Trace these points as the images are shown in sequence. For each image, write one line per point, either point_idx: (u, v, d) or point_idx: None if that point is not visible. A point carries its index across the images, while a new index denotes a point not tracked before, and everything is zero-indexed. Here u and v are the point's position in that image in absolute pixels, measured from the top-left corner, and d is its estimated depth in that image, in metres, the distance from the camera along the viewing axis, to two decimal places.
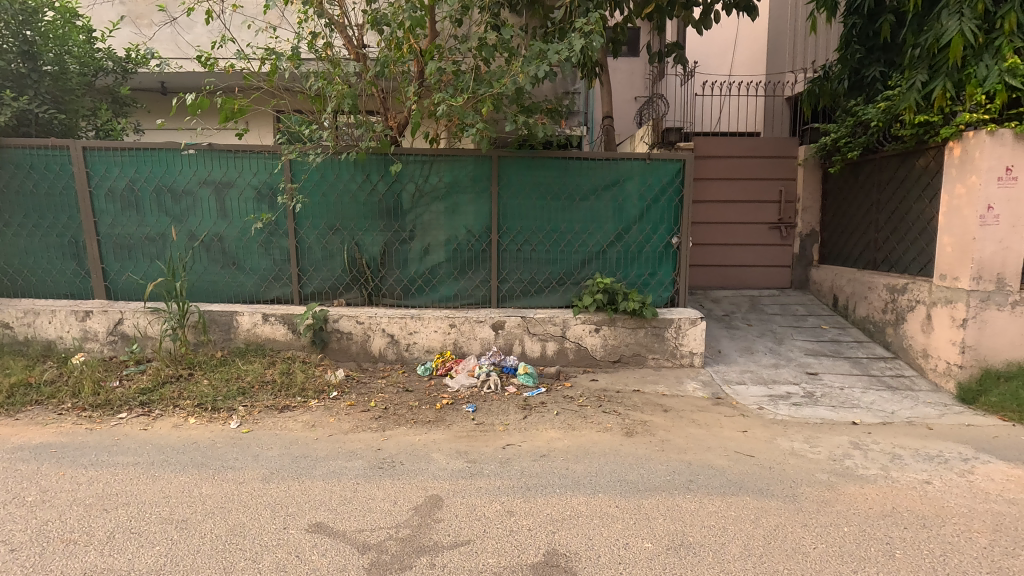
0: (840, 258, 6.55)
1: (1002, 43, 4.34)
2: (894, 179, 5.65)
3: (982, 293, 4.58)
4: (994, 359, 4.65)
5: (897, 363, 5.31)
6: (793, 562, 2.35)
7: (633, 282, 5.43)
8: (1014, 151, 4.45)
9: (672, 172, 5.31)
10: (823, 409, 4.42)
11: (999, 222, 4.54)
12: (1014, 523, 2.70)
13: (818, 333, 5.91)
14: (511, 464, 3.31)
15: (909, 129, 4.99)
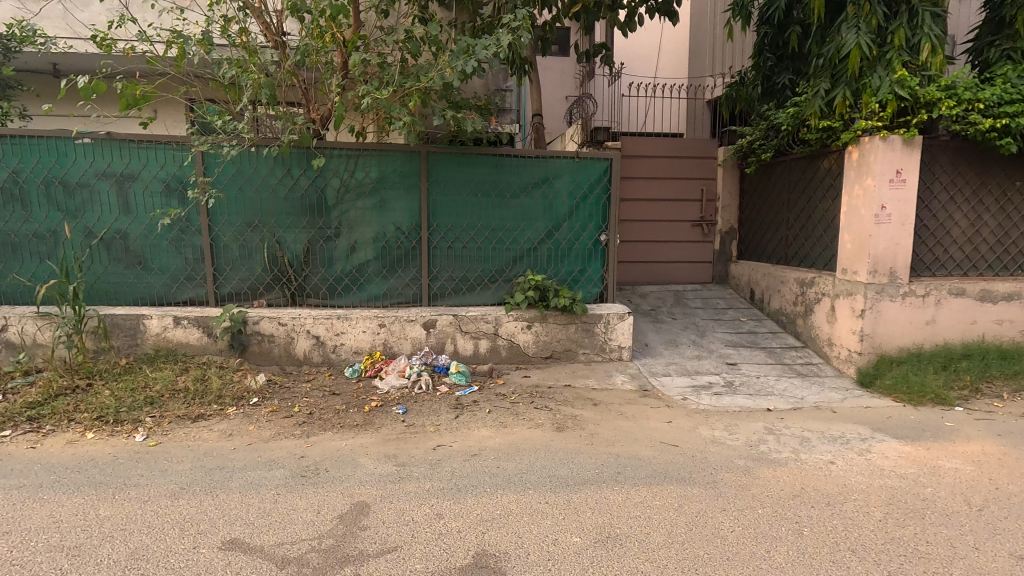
0: (756, 254, 6.95)
1: (892, 57, 4.77)
2: (802, 180, 6.04)
3: (878, 286, 4.99)
4: (888, 346, 5.09)
5: (807, 351, 5.70)
6: (713, 547, 2.45)
7: (564, 279, 5.50)
8: (903, 156, 4.88)
9: (600, 171, 5.43)
10: (741, 397, 4.67)
11: (891, 221, 4.96)
12: (905, 497, 2.95)
13: (736, 325, 6.23)
14: (441, 465, 3.26)
15: (814, 133, 5.34)
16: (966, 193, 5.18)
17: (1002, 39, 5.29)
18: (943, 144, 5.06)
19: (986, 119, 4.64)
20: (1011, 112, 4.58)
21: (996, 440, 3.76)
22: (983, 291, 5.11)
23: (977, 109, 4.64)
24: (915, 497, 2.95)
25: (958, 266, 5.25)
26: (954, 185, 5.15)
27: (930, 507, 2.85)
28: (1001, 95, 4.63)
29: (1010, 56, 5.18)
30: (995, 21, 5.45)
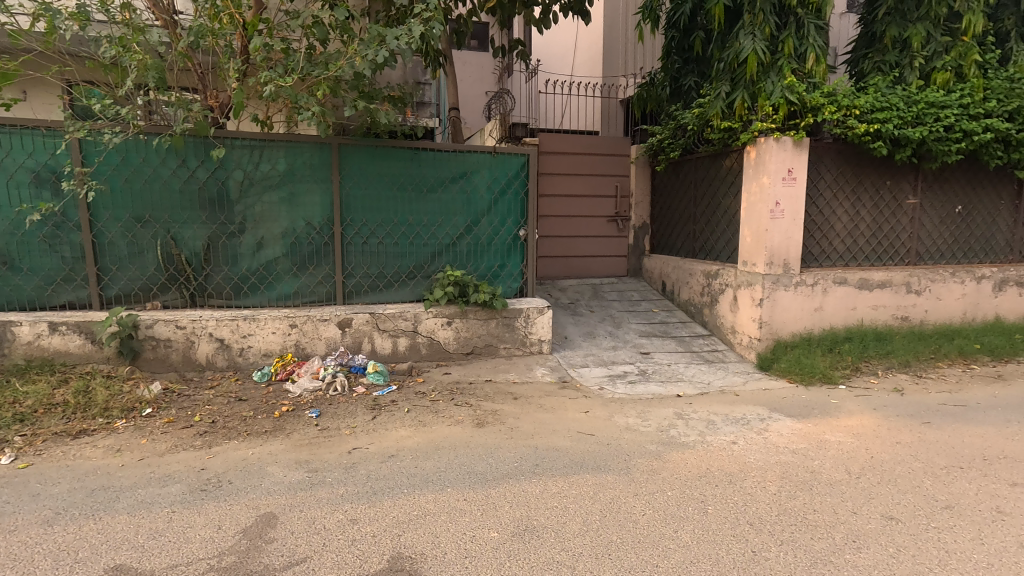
0: (667, 248, 7.28)
1: (783, 64, 5.18)
2: (707, 177, 6.40)
3: (773, 276, 5.39)
4: (783, 332, 5.51)
5: (713, 339, 6.05)
6: (625, 531, 2.54)
7: (484, 274, 5.49)
8: (793, 156, 5.29)
9: (518, 166, 5.46)
10: (654, 385, 4.88)
11: (784, 216, 5.37)
12: (796, 470, 3.21)
13: (650, 316, 6.51)
14: (356, 468, 3.15)
15: (717, 133, 5.67)
16: (846, 191, 5.70)
17: (875, 52, 5.87)
18: (826, 145, 5.54)
19: (861, 124, 5.13)
20: (882, 118, 5.09)
21: (872, 413, 4.18)
22: (861, 279, 5.65)
23: (854, 114, 5.12)
24: (805, 470, 3.21)
25: (840, 257, 5.78)
26: (837, 183, 5.65)
27: (817, 478, 3.12)
28: (873, 102, 5.14)
29: (881, 67, 5.75)
30: (868, 35, 6.03)
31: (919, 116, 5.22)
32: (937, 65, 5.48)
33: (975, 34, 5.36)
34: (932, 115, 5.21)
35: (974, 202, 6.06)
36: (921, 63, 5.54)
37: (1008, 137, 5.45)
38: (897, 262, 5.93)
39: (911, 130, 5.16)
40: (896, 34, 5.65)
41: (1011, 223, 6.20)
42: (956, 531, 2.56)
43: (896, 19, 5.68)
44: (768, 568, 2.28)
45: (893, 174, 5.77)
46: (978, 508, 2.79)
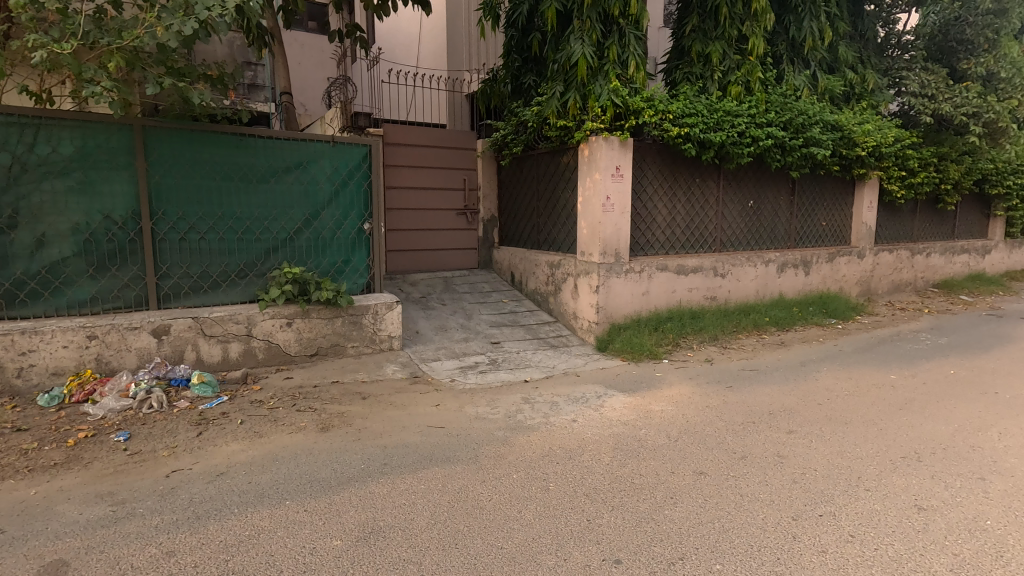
0: (515, 240, 7.54)
1: (608, 69, 5.65)
2: (547, 172, 6.74)
3: (607, 265, 5.87)
4: (617, 315, 6.02)
5: (557, 325, 6.42)
6: (471, 518, 2.59)
7: (327, 270, 5.17)
8: (620, 154, 5.79)
9: (359, 156, 5.23)
10: (503, 373, 5.04)
11: (615, 209, 5.86)
12: (626, 440, 3.54)
13: (499, 307, 6.70)
14: (175, 494, 2.79)
15: (554, 130, 6.02)
16: (664, 187, 6.38)
17: (684, 64, 6.66)
18: (647, 146, 6.15)
19: (674, 128, 5.77)
20: (690, 123, 5.78)
21: (687, 383, 4.77)
22: (679, 266, 6.40)
23: (668, 118, 5.75)
24: (633, 439, 3.55)
25: (662, 247, 6.48)
26: (657, 179, 6.31)
27: (643, 445, 3.47)
28: (683, 108, 5.81)
29: (689, 78, 6.53)
30: (678, 49, 6.81)
31: (718, 123, 6.01)
32: (731, 79, 6.36)
33: (758, 54, 6.31)
34: (728, 122, 6.04)
35: (761, 198, 7.16)
36: (719, 76, 6.39)
37: (784, 143, 6.52)
38: (706, 250, 6.80)
39: (713, 135, 5.94)
40: (699, 49, 6.46)
41: (789, 215, 7.45)
42: (748, 477, 3.03)
43: (699, 36, 6.48)
44: (600, 534, 2.48)
45: (701, 173, 6.59)
46: (764, 454, 3.32)
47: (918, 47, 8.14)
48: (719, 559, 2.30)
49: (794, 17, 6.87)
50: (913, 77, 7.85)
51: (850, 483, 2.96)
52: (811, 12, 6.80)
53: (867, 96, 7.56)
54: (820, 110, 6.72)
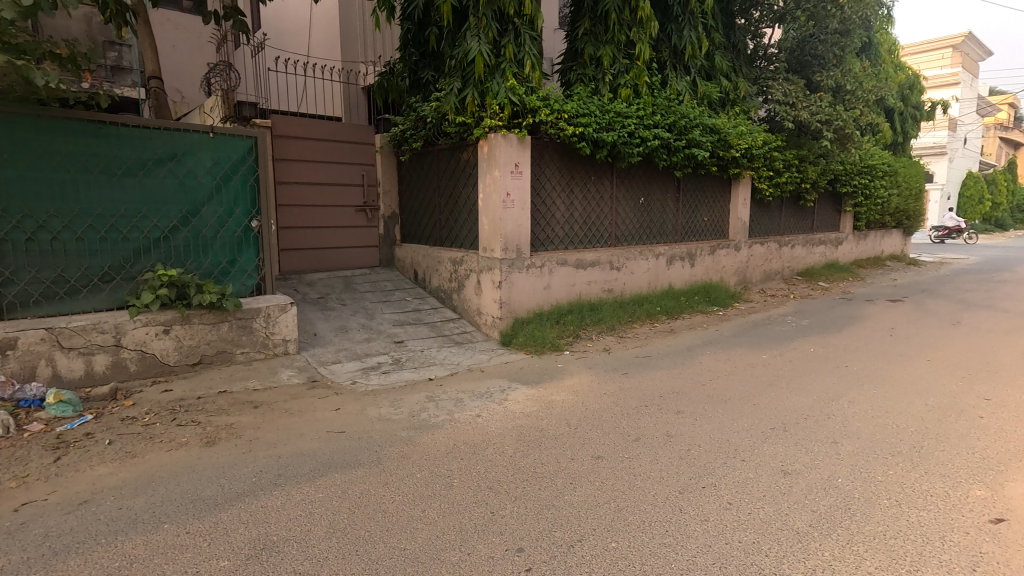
0: (417, 237, 7.43)
1: (505, 67, 5.73)
2: (448, 168, 6.70)
3: (509, 261, 5.96)
4: (521, 309, 6.14)
5: (462, 322, 6.42)
6: (373, 522, 2.53)
7: (210, 272, 4.77)
8: (518, 152, 5.89)
9: (243, 149, 4.88)
10: (407, 372, 4.96)
11: (515, 206, 5.96)
12: (529, 431, 3.63)
13: (402, 305, 6.57)
14: (27, 530, 2.45)
15: (453, 127, 6.00)
16: (562, 184, 6.59)
17: (578, 66, 6.91)
18: (545, 144, 6.32)
19: (569, 127, 5.98)
20: (584, 122, 6.01)
21: (587, 372, 4.97)
22: (578, 260, 6.64)
23: (563, 117, 5.94)
24: (536, 429, 3.65)
25: (561, 242, 6.69)
26: (555, 176, 6.51)
27: (544, 434, 3.58)
28: (578, 108, 6.04)
29: (582, 79, 6.78)
30: (572, 51, 7.05)
31: (610, 123, 6.31)
32: (621, 81, 6.70)
33: (644, 60, 6.69)
34: (619, 123, 6.37)
35: (651, 195, 7.62)
36: (610, 79, 6.70)
37: (669, 144, 6.99)
38: (603, 244, 7.13)
39: (606, 134, 6.23)
40: (591, 52, 6.72)
41: (676, 211, 8.00)
42: (641, 457, 3.23)
43: (591, 40, 6.75)
44: (504, 525, 2.52)
45: (596, 170, 6.89)
46: (655, 435, 3.55)
47: (781, 59, 9.04)
48: (615, 537, 2.43)
49: (676, 26, 7.36)
50: (777, 87, 8.71)
51: (729, 455, 3.24)
52: (690, 22, 7.33)
53: (739, 102, 8.29)
54: (700, 114, 7.28)
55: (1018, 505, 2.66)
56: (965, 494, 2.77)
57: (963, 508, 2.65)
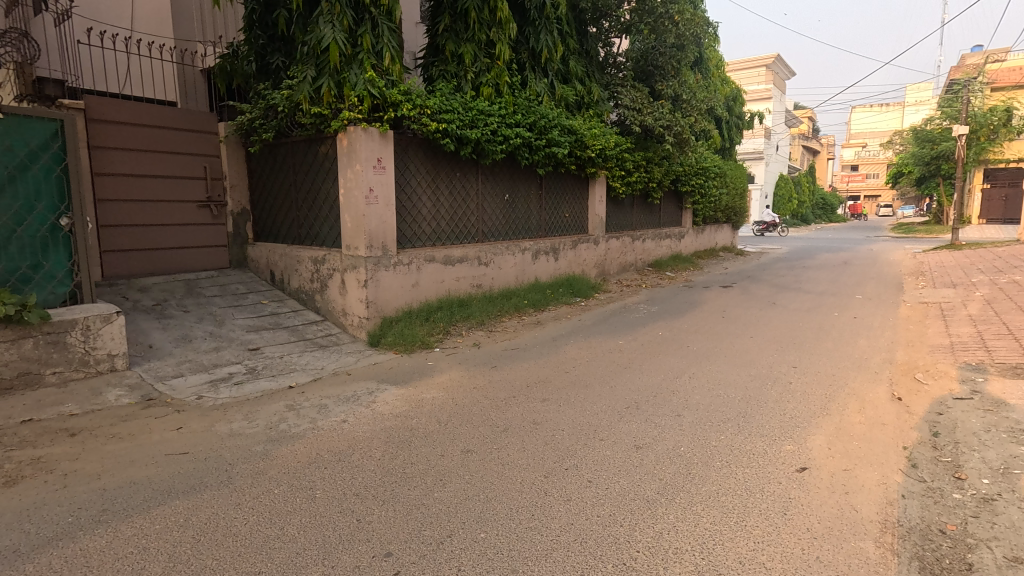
0: (272, 235, 6.90)
1: (363, 58, 5.53)
2: (304, 162, 6.30)
3: (374, 259, 5.77)
4: (388, 308, 5.98)
5: (326, 324, 6.09)
6: (223, 549, 2.31)
7: (3, 279, 4.00)
8: (380, 146, 5.73)
9: (45, 133, 4.15)
10: (264, 381, 4.59)
11: (378, 202, 5.79)
12: (398, 433, 3.55)
13: (257, 309, 6.06)
14: None
15: (308, 117, 5.65)
16: (427, 181, 6.54)
17: (439, 61, 6.88)
18: (408, 139, 6.21)
19: (432, 123, 5.94)
20: (447, 119, 6.02)
21: (457, 368, 4.99)
22: (446, 257, 6.64)
23: (426, 113, 5.89)
24: (405, 430, 3.58)
25: (429, 239, 6.63)
26: (420, 173, 6.43)
27: (414, 434, 3.53)
28: (440, 104, 6.03)
29: (444, 76, 6.76)
30: (433, 46, 7.00)
31: (473, 121, 6.39)
32: (483, 80, 6.81)
33: (505, 60, 6.86)
34: (481, 121, 6.47)
35: (515, 192, 7.86)
36: (472, 77, 6.76)
37: (530, 143, 7.26)
38: (470, 241, 7.19)
39: (469, 131, 6.29)
40: (453, 49, 6.72)
41: (539, 208, 8.33)
42: (509, 447, 3.32)
43: (452, 36, 6.75)
44: (370, 531, 2.44)
45: (461, 167, 6.92)
46: (522, 424, 3.67)
47: (628, 68, 9.79)
48: (484, 528, 2.47)
49: (533, 29, 7.63)
50: (625, 93, 9.40)
51: (589, 437, 3.46)
52: (545, 27, 7.64)
53: (593, 106, 8.84)
54: (558, 115, 7.65)
55: (817, 455, 3.18)
56: (778, 450, 3.24)
57: (777, 461, 3.11)
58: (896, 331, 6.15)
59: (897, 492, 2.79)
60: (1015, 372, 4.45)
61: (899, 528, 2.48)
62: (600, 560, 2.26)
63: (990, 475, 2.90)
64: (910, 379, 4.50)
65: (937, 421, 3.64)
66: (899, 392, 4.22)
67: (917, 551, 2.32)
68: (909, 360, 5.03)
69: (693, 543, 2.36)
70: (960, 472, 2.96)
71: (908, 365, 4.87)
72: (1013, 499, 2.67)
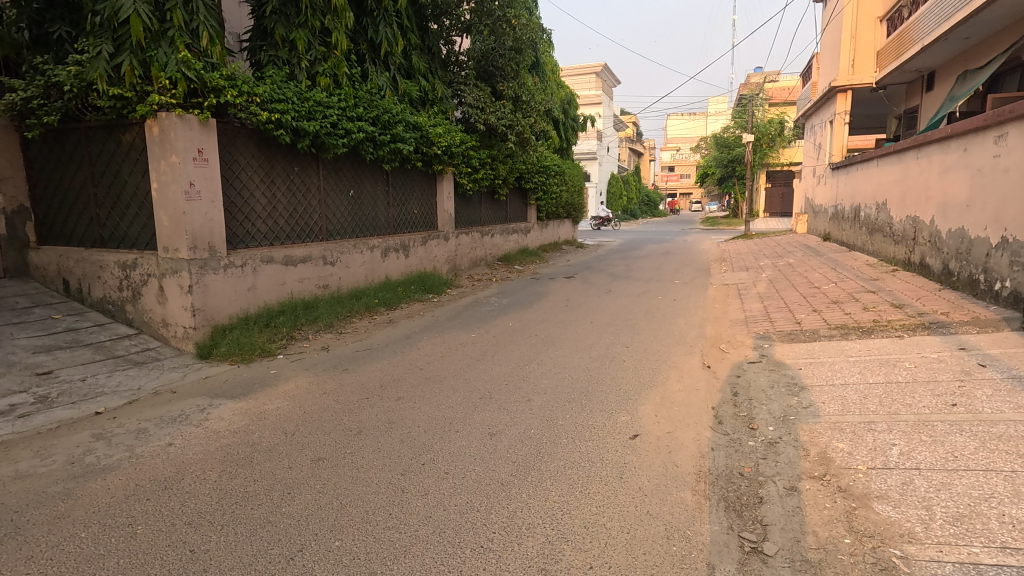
0: (62, 237, 5.85)
1: (174, 35, 4.92)
2: (103, 151, 5.42)
3: (200, 261, 5.18)
4: (220, 315, 5.42)
5: (142, 338, 5.33)
6: None
7: None
8: (201, 136, 5.15)
9: None
10: (61, 410, 3.87)
11: (201, 197, 5.20)
12: (235, 449, 3.25)
13: (47, 325, 5.09)
14: None
15: (106, 100, 4.86)
16: (261, 175, 6.03)
17: (268, 46, 6.36)
18: (235, 130, 5.68)
19: (262, 112, 5.53)
20: (280, 109, 5.66)
21: (303, 374, 4.71)
22: (286, 257, 6.20)
23: (254, 101, 5.47)
24: (245, 445, 3.30)
25: (265, 238, 6.13)
26: (251, 166, 5.91)
27: (256, 449, 3.26)
28: (271, 93, 5.63)
29: (275, 62, 6.27)
30: (260, 29, 6.45)
31: (309, 113, 6.06)
32: (319, 70, 6.47)
33: (342, 50, 6.60)
34: (319, 112, 6.17)
35: (361, 188, 7.60)
36: (307, 65, 6.37)
37: (374, 138, 7.09)
38: (314, 240, 6.79)
39: (306, 124, 5.96)
40: (283, 34, 6.25)
41: (386, 205, 8.14)
42: (363, 450, 3.23)
43: (281, 20, 6.28)
44: (206, 560, 2.22)
45: (299, 161, 6.49)
46: (377, 425, 3.59)
47: (470, 67, 9.96)
48: (338, 536, 2.39)
49: (371, 20, 7.41)
50: (469, 91, 9.57)
51: (446, 429, 3.51)
52: (384, 19, 7.47)
53: (437, 103, 8.86)
54: (402, 111, 7.57)
55: (646, 422, 3.59)
56: (615, 422, 3.59)
57: (614, 432, 3.44)
58: (705, 310, 7.15)
59: (708, 446, 3.26)
60: (790, 338, 5.45)
61: (710, 476, 2.91)
62: (459, 547, 2.31)
63: (774, 423, 3.53)
64: (717, 349, 5.28)
65: (736, 383, 4.33)
66: (709, 361, 4.92)
67: (723, 493, 2.75)
68: (716, 333, 5.89)
69: (544, 517, 2.53)
70: (753, 424, 3.56)
71: (715, 338, 5.70)
72: (790, 440, 3.28)
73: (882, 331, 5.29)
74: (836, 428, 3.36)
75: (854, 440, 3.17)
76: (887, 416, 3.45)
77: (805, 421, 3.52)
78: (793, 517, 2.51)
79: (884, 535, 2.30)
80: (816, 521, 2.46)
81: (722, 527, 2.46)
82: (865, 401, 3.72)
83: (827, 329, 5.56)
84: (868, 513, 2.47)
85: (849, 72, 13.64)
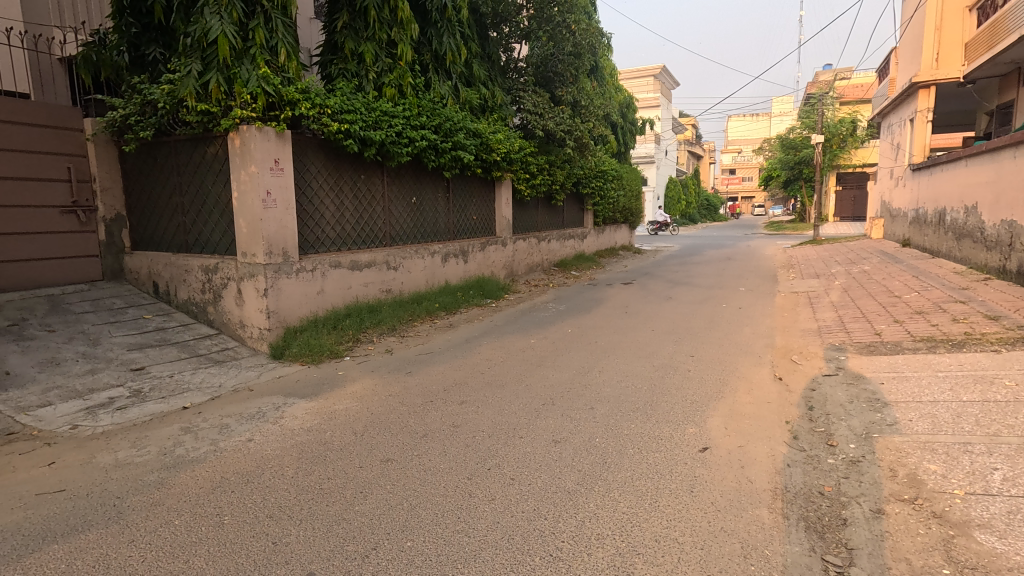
0: (153, 243, 6.30)
1: (255, 53, 5.23)
2: (190, 163, 5.81)
3: (274, 266, 5.45)
4: (292, 318, 5.67)
5: (221, 338, 5.66)
6: None
7: None
8: (277, 147, 5.44)
9: None
10: (153, 404, 4.17)
11: (276, 205, 5.48)
12: (309, 447, 3.40)
13: (139, 324, 5.48)
14: None
15: (194, 115, 5.20)
16: (329, 183, 6.28)
17: (338, 59, 6.63)
18: (307, 140, 5.95)
19: (333, 123, 5.76)
20: (349, 119, 5.88)
21: (369, 376, 4.86)
22: (352, 262, 6.43)
23: (326, 113, 5.71)
24: (318, 443, 3.44)
25: (332, 244, 6.38)
26: (321, 174, 6.16)
27: (328, 447, 3.39)
28: (341, 104, 5.87)
29: (344, 74, 6.54)
30: (331, 44, 6.74)
31: (375, 122, 6.27)
32: (385, 81, 6.68)
33: (407, 61, 6.77)
34: (384, 121, 6.38)
35: (422, 194, 7.77)
36: (374, 77, 6.59)
37: (436, 145, 7.26)
38: (377, 245, 7.01)
39: (373, 133, 6.17)
40: (352, 47, 6.51)
41: (446, 211, 8.29)
42: (429, 452, 3.29)
43: (351, 35, 6.54)
44: (288, 553, 2.32)
45: (365, 169, 6.71)
46: (441, 428, 3.65)
47: (529, 73, 10.01)
48: (409, 536, 2.44)
49: (435, 31, 7.58)
50: (527, 97, 9.63)
51: (509, 435, 3.52)
52: (448, 29, 7.62)
53: (497, 110, 8.96)
54: (463, 118, 7.70)
55: (717, 436, 3.46)
56: (683, 434, 3.49)
57: (683, 444, 3.35)
58: (773, 319, 6.85)
59: (784, 462, 3.12)
60: (869, 350, 5.14)
61: (786, 494, 2.78)
62: (528, 554, 2.31)
63: (855, 440, 3.33)
64: (787, 361, 5.05)
65: (812, 397, 4.11)
66: (779, 373, 4.71)
67: (803, 512, 2.62)
68: (786, 344, 5.62)
69: (614, 528, 2.49)
70: (832, 440, 3.37)
71: (785, 348, 5.45)
72: (874, 458, 3.08)
73: (975, 344, 4.89)
74: (927, 448, 3.13)
75: (947, 462, 2.95)
76: (986, 437, 3.17)
77: (890, 439, 3.30)
78: (881, 542, 2.35)
79: (990, 568, 2.12)
80: (907, 548, 2.30)
81: (804, 548, 2.34)
82: (958, 420, 3.45)
83: (911, 342, 5.20)
84: (968, 543, 2.28)
85: (932, 66, 12.73)
